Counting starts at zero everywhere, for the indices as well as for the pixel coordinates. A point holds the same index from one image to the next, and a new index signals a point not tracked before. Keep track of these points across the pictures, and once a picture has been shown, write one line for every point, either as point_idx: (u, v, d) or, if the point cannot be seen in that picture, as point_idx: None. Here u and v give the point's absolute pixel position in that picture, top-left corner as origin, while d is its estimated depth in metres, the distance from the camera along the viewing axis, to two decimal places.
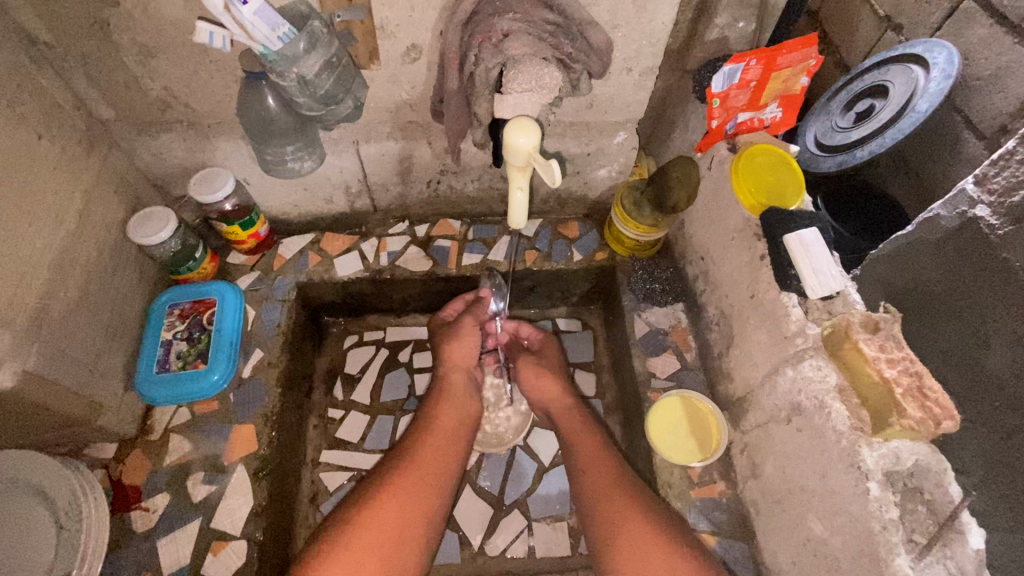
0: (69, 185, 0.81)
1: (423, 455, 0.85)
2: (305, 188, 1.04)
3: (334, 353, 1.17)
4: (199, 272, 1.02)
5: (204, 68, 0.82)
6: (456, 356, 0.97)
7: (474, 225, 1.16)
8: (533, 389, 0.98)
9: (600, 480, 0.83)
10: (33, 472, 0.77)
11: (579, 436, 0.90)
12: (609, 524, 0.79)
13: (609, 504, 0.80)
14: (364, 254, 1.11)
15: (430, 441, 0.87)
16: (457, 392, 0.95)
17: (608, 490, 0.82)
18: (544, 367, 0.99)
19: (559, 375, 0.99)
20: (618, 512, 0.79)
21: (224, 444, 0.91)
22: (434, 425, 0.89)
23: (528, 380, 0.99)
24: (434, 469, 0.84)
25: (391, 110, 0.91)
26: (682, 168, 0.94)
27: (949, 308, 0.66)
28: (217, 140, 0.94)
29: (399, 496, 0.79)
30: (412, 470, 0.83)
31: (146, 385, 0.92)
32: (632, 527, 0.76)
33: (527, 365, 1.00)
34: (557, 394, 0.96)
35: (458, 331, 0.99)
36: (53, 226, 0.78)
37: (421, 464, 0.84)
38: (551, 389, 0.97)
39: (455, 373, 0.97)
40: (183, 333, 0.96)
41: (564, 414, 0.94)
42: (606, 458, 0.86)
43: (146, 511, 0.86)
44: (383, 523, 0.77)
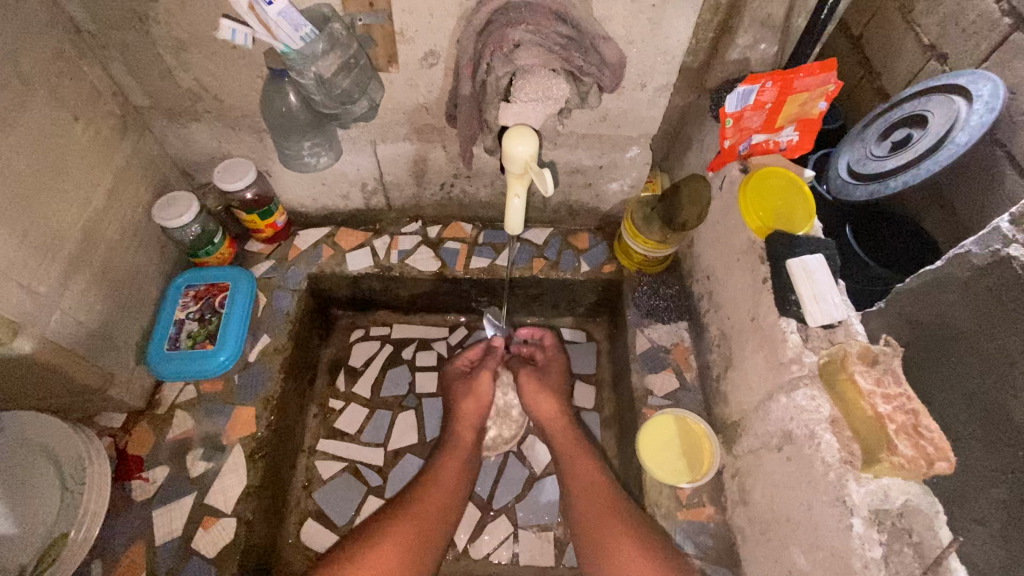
0: (100, 165, 0.85)
1: (423, 506, 0.87)
2: (324, 182, 1.07)
3: (339, 345, 1.20)
4: (216, 257, 1.05)
5: (232, 63, 0.85)
6: (466, 412, 0.98)
7: (485, 229, 1.18)
8: (533, 405, 0.99)
9: (593, 508, 0.85)
10: (36, 434, 0.80)
11: (577, 458, 0.93)
12: (603, 547, 0.81)
13: (604, 525, 0.83)
14: (375, 251, 1.13)
15: (434, 494, 0.89)
16: (464, 449, 0.95)
17: (604, 511, 0.84)
18: (549, 385, 1.00)
19: (559, 395, 1.00)
20: (615, 540, 0.81)
21: (225, 424, 0.94)
22: (439, 480, 0.91)
23: (529, 395, 1.00)
24: (434, 522, 0.86)
25: (409, 112, 0.93)
26: (692, 186, 0.93)
27: (980, 351, 0.62)
28: (243, 131, 0.98)
29: (397, 549, 0.81)
30: (413, 523, 0.84)
31: (156, 361, 0.95)
32: (628, 558, 0.78)
33: (529, 383, 1.01)
34: (554, 414, 0.98)
35: (472, 386, 1.00)
36: (83, 202, 0.82)
37: (422, 521, 0.85)
38: (548, 409, 0.98)
39: (464, 429, 0.97)
40: (195, 313, 0.99)
41: (561, 432, 0.97)
42: (600, 479, 0.89)
43: (146, 482, 0.89)
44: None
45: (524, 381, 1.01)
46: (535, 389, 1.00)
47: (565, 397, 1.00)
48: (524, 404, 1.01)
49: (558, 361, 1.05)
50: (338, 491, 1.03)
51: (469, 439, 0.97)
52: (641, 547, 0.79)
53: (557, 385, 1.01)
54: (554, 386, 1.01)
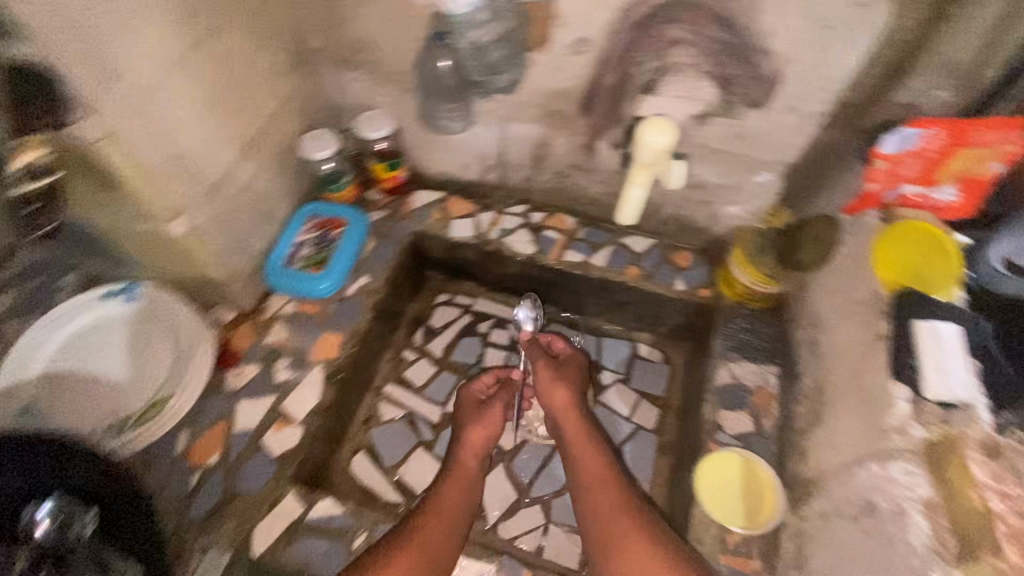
0: (270, 92, 0.96)
1: (429, 527, 0.81)
2: (450, 148, 1.14)
3: (424, 304, 1.27)
4: (339, 195, 1.15)
5: (399, 21, 0.92)
6: (472, 439, 0.96)
7: (586, 226, 1.18)
8: (547, 395, 0.98)
9: (607, 503, 0.83)
10: (170, 320, 0.98)
11: (586, 453, 0.90)
12: (616, 542, 0.78)
13: (613, 521, 0.80)
14: (478, 223, 1.18)
15: (436, 521, 0.82)
16: (467, 473, 0.92)
17: (614, 508, 0.82)
18: (564, 376, 0.99)
19: (572, 385, 0.99)
20: (627, 540, 0.78)
21: (313, 343, 1.03)
22: (442, 509, 0.85)
23: (543, 385, 0.99)
24: (438, 552, 0.79)
25: (545, 97, 0.93)
26: (800, 214, 0.96)
27: None
28: (391, 85, 1.05)
29: None
30: (414, 550, 0.77)
31: (272, 273, 1.06)
32: (641, 554, 0.76)
33: (546, 373, 1.00)
34: (569, 405, 0.96)
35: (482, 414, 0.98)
36: (250, 120, 0.92)
37: (426, 544, 0.79)
38: (561, 399, 0.97)
39: (468, 457, 0.94)
40: (313, 240, 1.09)
41: (571, 424, 0.95)
42: (611, 476, 0.87)
43: (239, 374, 1.00)
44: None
45: (540, 373, 1.00)
46: (552, 380, 0.98)
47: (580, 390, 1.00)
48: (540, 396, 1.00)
49: (575, 360, 1.04)
50: (393, 434, 1.10)
51: (472, 466, 0.93)
52: (662, 555, 0.75)
53: (571, 379, 1.00)
54: (569, 378, 1.00)
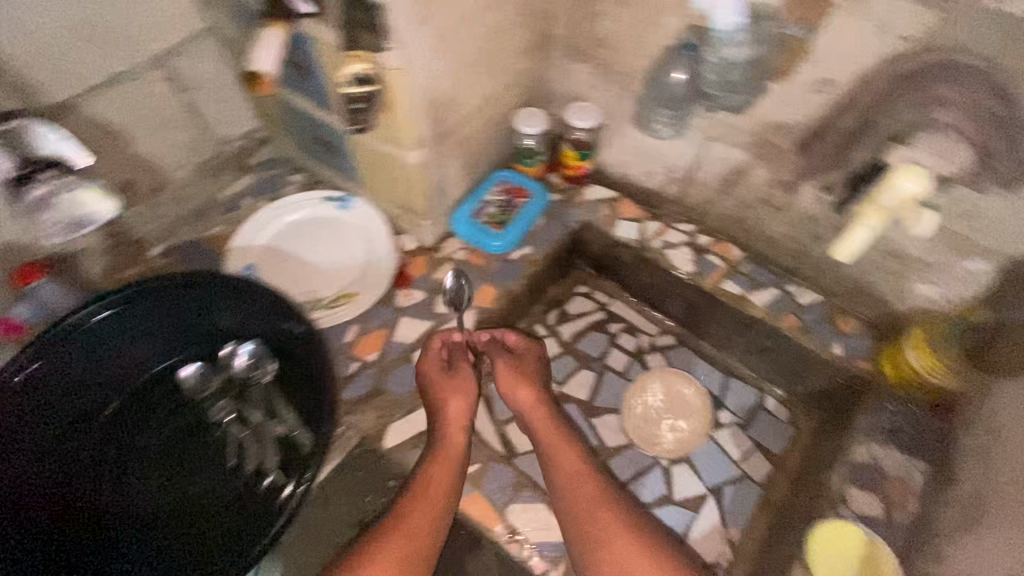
0: (511, 65, 1.07)
1: (414, 518, 0.85)
2: (643, 153, 1.19)
3: (565, 288, 1.34)
4: (529, 169, 1.24)
5: (647, 28, 0.98)
6: (455, 414, 0.95)
7: (752, 262, 1.18)
8: (511, 389, 1.00)
9: (582, 494, 0.90)
10: (370, 230, 1.15)
11: (557, 446, 0.95)
12: (593, 531, 0.86)
13: (588, 509, 0.88)
14: (643, 230, 1.23)
15: (422, 507, 0.86)
16: (455, 449, 0.92)
17: (591, 501, 0.89)
18: (523, 372, 1.02)
19: (534, 381, 1.02)
20: (603, 530, 0.86)
21: (473, 289, 1.15)
22: (426, 493, 0.87)
23: (506, 381, 1.01)
24: (427, 534, 0.85)
25: (763, 126, 0.97)
26: (999, 313, 0.89)
27: None
28: (612, 84, 1.12)
29: (399, 558, 0.82)
30: (404, 536, 0.84)
31: (459, 220, 1.18)
32: (620, 547, 0.85)
33: (507, 370, 1.01)
34: (531, 399, 0.99)
35: (457, 383, 0.97)
36: (489, 84, 1.04)
37: (417, 531, 0.84)
38: (525, 395, 1.00)
39: (453, 433, 0.93)
40: (500, 202, 1.20)
41: (539, 419, 0.98)
42: (582, 471, 0.92)
43: (406, 295, 1.13)
44: (400, 552, 0.83)
45: (501, 370, 1.01)
46: (512, 377, 1.01)
47: (539, 383, 1.02)
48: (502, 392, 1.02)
49: (532, 352, 1.06)
50: None
51: (459, 442, 0.93)
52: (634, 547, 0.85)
53: (533, 377, 1.02)
54: (530, 374, 1.02)
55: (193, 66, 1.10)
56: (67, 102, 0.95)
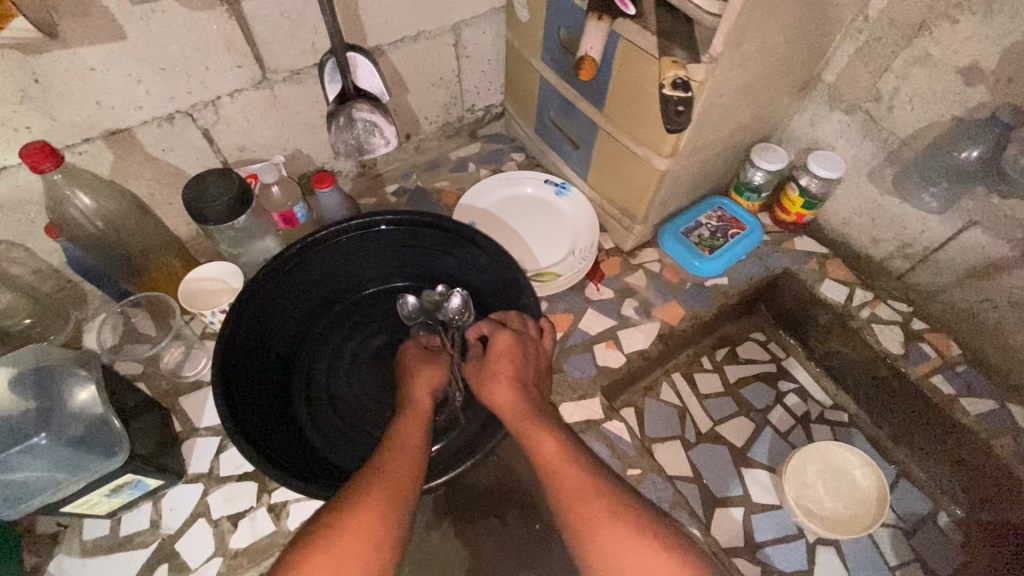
0: (773, 99, 1.07)
1: (388, 471, 0.72)
2: (877, 219, 1.14)
3: (741, 329, 1.31)
4: (747, 203, 1.23)
5: (943, 94, 0.93)
6: (427, 379, 0.87)
7: (970, 365, 1.08)
8: (484, 374, 0.85)
9: (570, 475, 0.73)
10: (583, 222, 1.20)
11: (540, 430, 0.78)
12: (587, 523, 0.69)
13: (581, 499, 0.71)
14: (852, 296, 1.16)
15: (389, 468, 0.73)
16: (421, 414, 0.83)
17: (581, 490, 0.71)
18: (500, 353, 0.86)
19: (511, 357, 0.85)
20: (599, 521, 0.69)
21: (662, 304, 1.16)
22: (393, 455, 0.75)
23: (478, 367, 0.87)
24: (393, 497, 0.70)
25: None
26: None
27: None
28: (869, 142, 1.08)
29: (363, 518, 0.67)
30: (369, 493, 0.69)
31: (667, 234, 1.21)
32: (624, 542, 0.67)
33: (476, 357, 0.89)
34: (505, 380, 0.83)
35: (427, 359, 0.91)
36: (747, 115, 1.05)
37: (384, 489, 0.70)
38: (500, 381, 0.83)
39: (423, 393, 0.86)
40: (712, 227, 1.21)
41: (510, 403, 0.81)
42: (570, 454, 0.75)
43: (597, 289, 1.18)
44: (363, 515, 0.67)
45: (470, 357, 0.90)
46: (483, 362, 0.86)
47: (521, 362, 0.85)
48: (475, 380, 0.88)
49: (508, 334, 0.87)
50: (661, 415, 1.18)
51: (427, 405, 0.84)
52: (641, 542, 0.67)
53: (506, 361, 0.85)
54: (505, 359, 0.85)
55: (474, 38, 1.23)
56: (378, 47, 1.11)
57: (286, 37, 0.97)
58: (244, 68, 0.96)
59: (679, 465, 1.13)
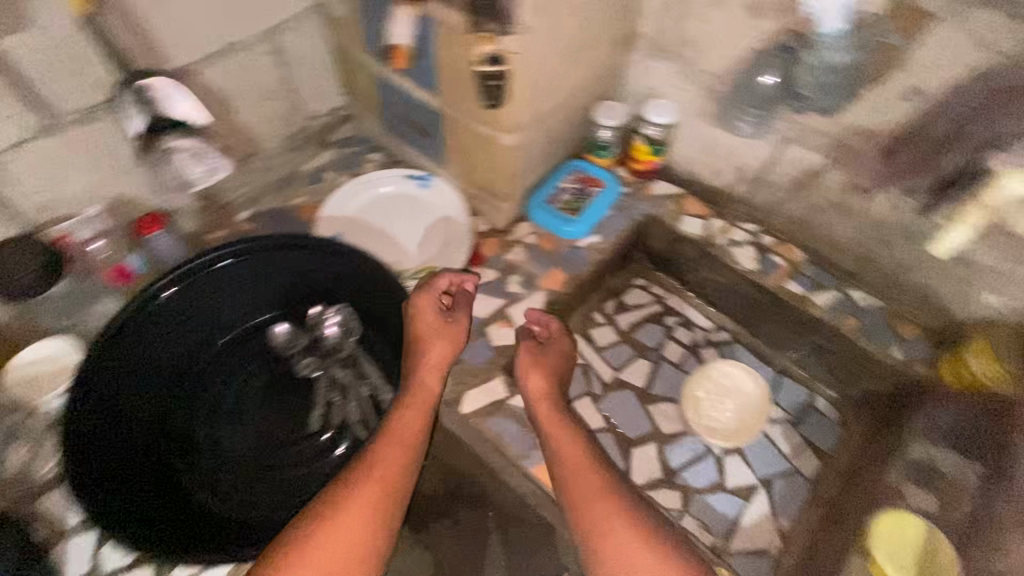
0: (599, 57, 1.11)
1: (383, 457, 0.79)
2: (714, 151, 1.23)
3: (623, 279, 1.37)
4: (602, 160, 1.29)
5: (739, 29, 1.01)
6: (434, 358, 0.90)
7: (814, 265, 1.21)
8: (524, 376, 0.95)
9: (586, 477, 0.81)
10: (451, 214, 1.19)
11: (565, 435, 0.87)
12: (594, 527, 0.76)
13: (592, 498, 0.78)
14: (709, 227, 1.26)
15: (390, 450, 0.80)
16: (427, 394, 0.87)
17: (595, 492, 0.79)
18: (539, 363, 0.97)
19: (547, 368, 0.96)
20: (606, 524, 0.76)
21: (543, 273, 1.19)
22: (394, 432, 0.82)
23: (521, 366, 0.96)
24: (399, 475, 0.78)
25: (846, 131, 1.00)
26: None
27: None
28: (692, 83, 1.16)
29: (362, 509, 0.74)
30: (367, 472, 0.77)
31: (534, 205, 1.24)
32: (631, 545, 0.74)
33: (524, 355, 0.98)
34: (540, 389, 0.93)
35: (443, 329, 0.93)
36: (578, 76, 1.08)
37: (383, 473, 0.77)
38: (536, 381, 0.94)
39: (429, 376, 0.89)
40: (573, 190, 1.26)
41: (544, 410, 0.91)
42: (587, 460, 0.83)
43: (479, 274, 1.18)
44: (363, 499, 0.75)
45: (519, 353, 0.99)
46: (531, 360, 0.96)
47: (557, 377, 0.96)
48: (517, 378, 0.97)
49: (560, 346, 1.01)
50: (567, 377, 1.23)
51: (434, 388, 0.88)
52: (644, 548, 0.74)
53: (553, 366, 0.97)
54: (550, 363, 0.97)
55: (295, 41, 1.15)
56: (183, 68, 1.01)
57: (62, 73, 0.85)
58: (19, 117, 0.85)
59: (592, 420, 1.18)
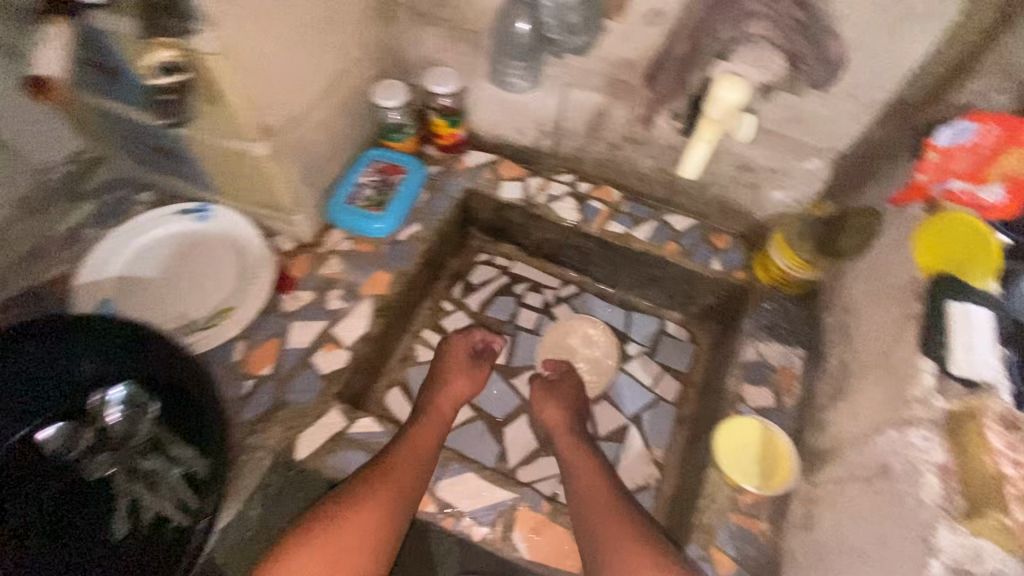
0: (353, 35, 1.01)
1: (399, 464, 0.86)
2: (510, 110, 1.19)
3: (465, 260, 1.33)
4: (402, 145, 1.21)
5: None
6: (454, 389, 1.04)
7: (631, 200, 1.22)
8: (540, 407, 1.05)
9: (598, 496, 0.88)
10: (243, 241, 1.05)
11: (581, 459, 0.95)
12: (595, 543, 0.82)
13: (598, 513, 0.85)
14: (528, 187, 1.23)
15: (409, 454, 0.88)
16: (439, 416, 0.98)
17: (600, 506, 0.86)
18: (555, 395, 1.06)
19: (567, 406, 1.05)
20: (614, 535, 0.82)
21: (364, 279, 1.09)
22: (412, 443, 0.90)
23: (538, 399, 1.06)
24: (407, 478, 0.85)
25: (612, 64, 0.99)
26: (841, 205, 1.01)
27: None
28: (464, 44, 1.10)
29: (371, 514, 0.81)
30: (381, 480, 0.84)
31: (334, 209, 1.13)
32: (639, 559, 0.79)
33: (539, 390, 1.08)
34: (557, 419, 1.03)
35: (468, 369, 1.07)
36: (333, 61, 0.98)
37: (399, 474, 0.85)
38: (553, 415, 1.04)
39: (445, 403, 1.01)
40: (373, 183, 1.16)
41: (564, 435, 1.01)
42: (602, 478, 0.91)
43: (293, 298, 1.06)
44: (369, 506, 0.82)
45: (534, 389, 1.08)
46: (544, 394, 1.06)
47: (572, 409, 1.05)
48: (534, 409, 1.07)
49: (571, 378, 1.10)
50: (425, 377, 1.17)
51: (446, 413, 1.00)
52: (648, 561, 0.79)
53: (565, 397, 1.06)
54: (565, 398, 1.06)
55: None
56: None
57: None
58: None
59: (458, 413, 1.13)
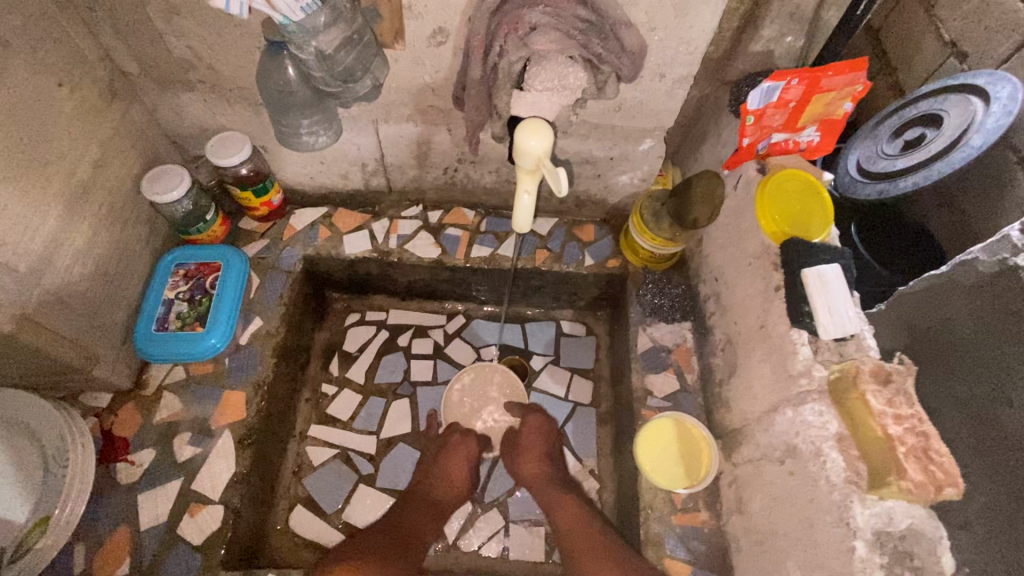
0: (84, 135, 0.80)
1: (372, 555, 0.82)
2: (322, 160, 1.03)
3: (334, 329, 1.19)
4: (207, 234, 1.01)
5: (228, 31, 0.80)
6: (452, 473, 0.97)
7: (487, 216, 1.14)
8: (517, 466, 0.99)
9: (582, 543, 0.84)
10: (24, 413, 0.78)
11: (565, 506, 0.91)
12: None
13: (586, 557, 0.82)
14: (374, 235, 1.10)
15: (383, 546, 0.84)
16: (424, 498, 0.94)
17: (589, 550, 0.82)
18: (524, 450, 0.99)
19: (542, 459, 0.98)
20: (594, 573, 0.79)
21: (213, 409, 0.91)
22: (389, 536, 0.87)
23: (512, 462, 0.99)
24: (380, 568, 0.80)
25: (413, 93, 0.88)
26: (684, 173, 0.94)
27: (973, 359, 0.56)
28: (238, 104, 0.93)
29: None
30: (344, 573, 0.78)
31: (145, 342, 0.92)
32: None
33: (507, 453, 1.01)
34: (536, 475, 0.96)
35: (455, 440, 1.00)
36: (65, 177, 0.77)
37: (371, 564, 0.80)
38: (529, 471, 0.97)
39: (442, 486, 0.96)
40: (185, 294, 0.96)
41: (544, 486, 0.95)
42: (591, 524, 0.87)
43: (132, 465, 0.87)
44: None
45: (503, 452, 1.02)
46: (516, 453, 0.99)
47: (546, 458, 0.98)
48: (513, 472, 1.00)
49: (532, 424, 1.01)
50: (328, 478, 1.04)
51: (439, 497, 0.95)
52: None
53: (541, 450, 0.99)
54: (530, 448, 0.99)
55: None
56: None
57: None
58: None
59: (377, 505, 1.01)
